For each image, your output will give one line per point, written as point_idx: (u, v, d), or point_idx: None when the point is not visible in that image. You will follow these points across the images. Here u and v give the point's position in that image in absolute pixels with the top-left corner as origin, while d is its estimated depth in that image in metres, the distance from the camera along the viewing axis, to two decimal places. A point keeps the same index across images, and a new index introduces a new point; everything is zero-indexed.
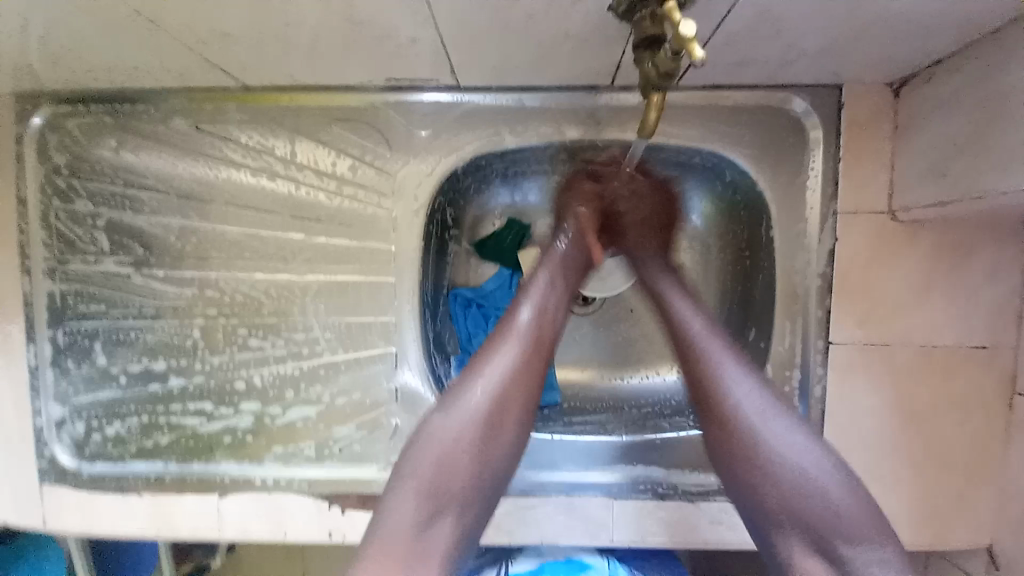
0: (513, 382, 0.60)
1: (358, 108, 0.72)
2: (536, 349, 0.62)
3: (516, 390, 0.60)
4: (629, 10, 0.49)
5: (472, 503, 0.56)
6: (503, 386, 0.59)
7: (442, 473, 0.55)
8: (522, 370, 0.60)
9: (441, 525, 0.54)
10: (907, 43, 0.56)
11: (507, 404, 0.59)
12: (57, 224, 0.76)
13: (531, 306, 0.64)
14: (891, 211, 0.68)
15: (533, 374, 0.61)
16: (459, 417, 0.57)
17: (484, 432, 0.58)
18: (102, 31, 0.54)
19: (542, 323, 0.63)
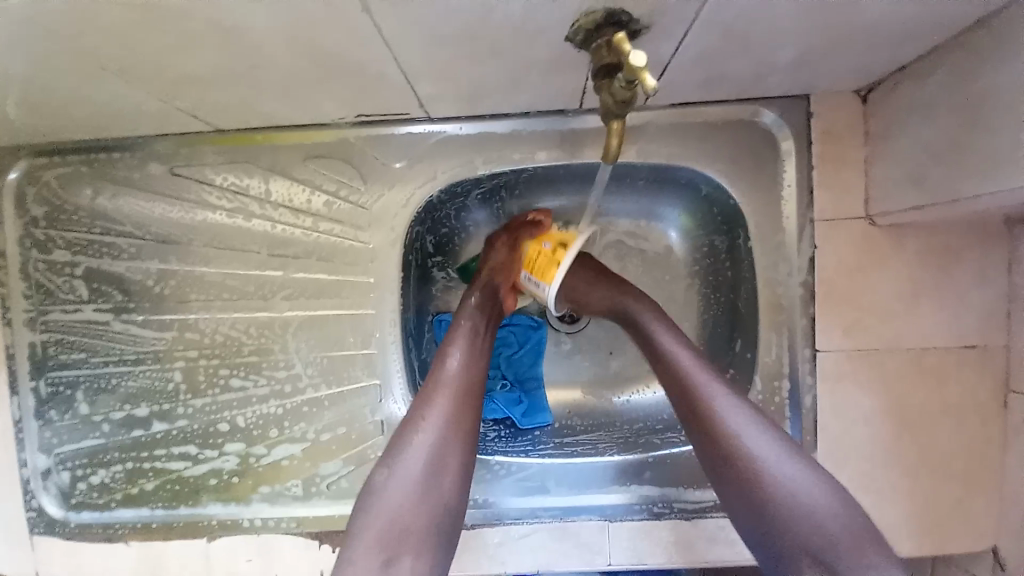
0: (449, 423, 0.59)
1: (332, 144, 0.73)
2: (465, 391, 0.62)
3: (453, 435, 0.59)
4: (587, 40, 0.50)
5: (431, 548, 0.54)
6: (440, 432, 0.59)
7: (393, 521, 0.53)
8: (454, 419, 0.60)
9: (403, 570, 0.51)
10: (869, 51, 0.56)
11: (442, 448, 0.58)
12: (36, 275, 0.77)
13: (457, 353, 0.64)
14: (870, 217, 0.68)
15: (465, 415, 0.61)
16: (401, 470, 0.56)
17: (427, 472, 0.56)
18: (69, 82, 0.55)
19: (469, 367, 0.64)
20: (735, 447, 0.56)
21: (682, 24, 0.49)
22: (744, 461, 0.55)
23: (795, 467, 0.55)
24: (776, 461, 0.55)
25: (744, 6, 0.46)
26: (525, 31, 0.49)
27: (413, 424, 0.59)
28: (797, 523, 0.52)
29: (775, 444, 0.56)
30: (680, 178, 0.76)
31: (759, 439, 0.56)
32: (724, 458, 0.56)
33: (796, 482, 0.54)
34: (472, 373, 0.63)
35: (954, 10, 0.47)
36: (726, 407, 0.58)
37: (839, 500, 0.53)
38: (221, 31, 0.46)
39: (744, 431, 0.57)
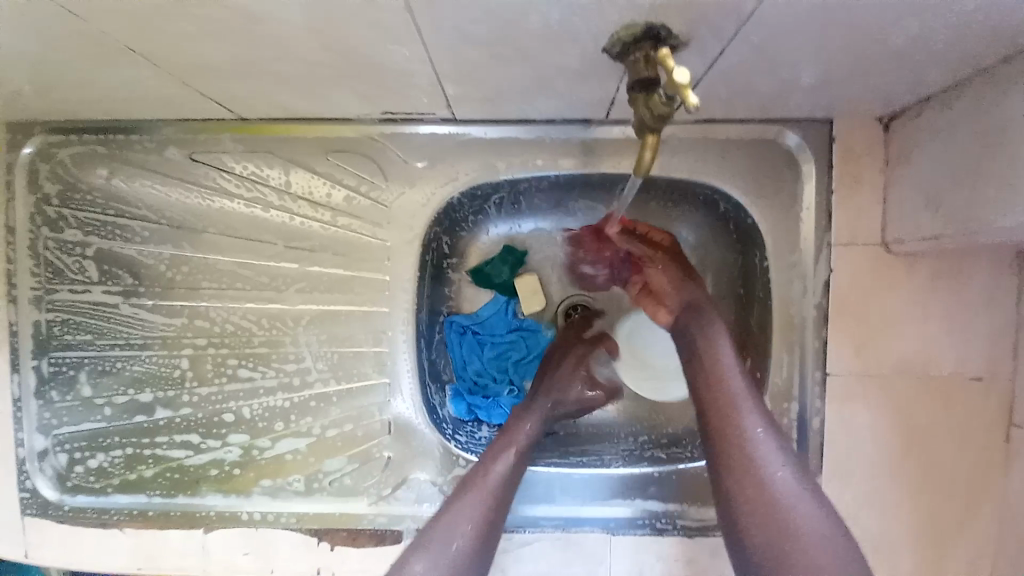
0: (484, 519, 0.63)
1: (354, 139, 0.72)
2: (514, 486, 0.67)
3: (494, 521, 0.64)
4: (624, 52, 0.50)
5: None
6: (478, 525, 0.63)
7: None
8: (490, 517, 0.64)
9: None
10: (896, 80, 0.56)
11: (485, 530, 0.63)
12: (45, 253, 0.75)
13: (505, 459, 0.68)
14: (886, 243, 0.69)
15: (501, 510, 0.65)
16: (436, 555, 0.60)
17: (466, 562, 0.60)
18: (95, 63, 0.54)
19: (508, 475, 0.67)
20: (756, 470, 0.57)
21: (717, 42, 0.49)
22: (760, 489, 0.56)
23: (811, 508, 0.56)
24: (800, 501, 0.56)
25: (779, 28, 0.46)
26: (560, 40, 0.49)
27: (454, 515, 0.63)
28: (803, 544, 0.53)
29: (793, 471, 0.58)
30: (698, 194, 0.77)
31: (784, 472, 0.57)
32: (729, 447, 0.59)
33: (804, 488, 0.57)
34: (508, 482, 0.67)
35: (983, 44, 0.47)
36: (751, 429, 0.59)
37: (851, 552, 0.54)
38: (254, 22, 0.46)
39: (771, 454, 0.58)
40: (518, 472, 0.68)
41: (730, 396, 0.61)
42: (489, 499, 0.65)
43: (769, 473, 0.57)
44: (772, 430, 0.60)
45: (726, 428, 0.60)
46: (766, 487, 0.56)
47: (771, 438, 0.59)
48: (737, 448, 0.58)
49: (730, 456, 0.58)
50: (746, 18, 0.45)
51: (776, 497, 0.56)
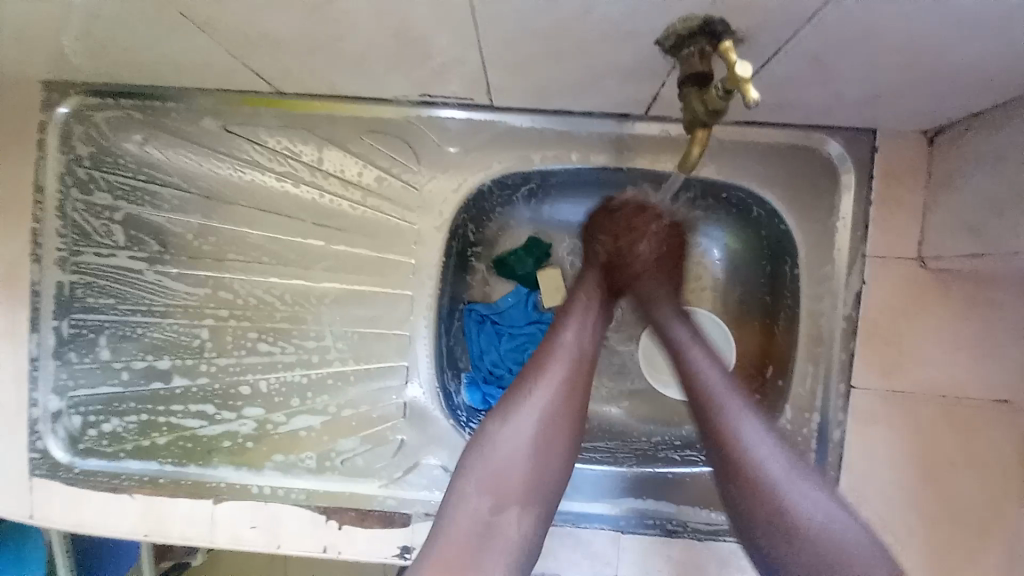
0: (560, 395, 0.62)
1: (390, 119, 0.72)
2: (579, 380, 0.64)
3: (565, 408, 0.62)
4: (677, 46, 0.49)
5: (529, 509, 0.58)
6: (555, 400, 0.62)
7: (504, 472, 0.58)
8: (568, 384, 0.63)
9: (508, 519, 0.56)
10: (951, 96, 0.55)
11: (554, 427, 0.61)
12: (73, 215, 0.75)
13: (574, 327, 0.67)
14: (920, 259, 0.68)
15: (580, 378, 0.64)
16: (515, 430, 0.60)
17: (545, 435, 0.60)
18: (140, 27, 0.54)
19: (582, 343, 0.66)
20: (752, 462, 0.58)
21: (774, 45, 0.48)
22: (758, 478, 0.57)
23: (813, 491, 0.57)
24: (803, 486, 0.57)
25: (841, 36, 0.45)
26: (614, 32, 0.48)
27: (524, 394, 0.62)
28: (799, 534, 0.54)
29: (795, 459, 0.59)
30: (731, 198, 0.76)
31: (786, 460, 0.58)
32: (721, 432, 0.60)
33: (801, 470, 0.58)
34: (585, 347, 0.66)
35: None
36: (740, 418, 0.61)
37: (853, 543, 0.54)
38: None
39: (771, 442, 0.59)
40: (582, 372, 0.64)
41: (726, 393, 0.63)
42: (549, 412, 0.61)
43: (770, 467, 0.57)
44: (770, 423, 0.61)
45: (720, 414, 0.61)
46: (765, 478, 0.57)
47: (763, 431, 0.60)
48: (734, 442, 0.59)
49: (729, 445, 0.60)
50: (810, 22, 0.44)
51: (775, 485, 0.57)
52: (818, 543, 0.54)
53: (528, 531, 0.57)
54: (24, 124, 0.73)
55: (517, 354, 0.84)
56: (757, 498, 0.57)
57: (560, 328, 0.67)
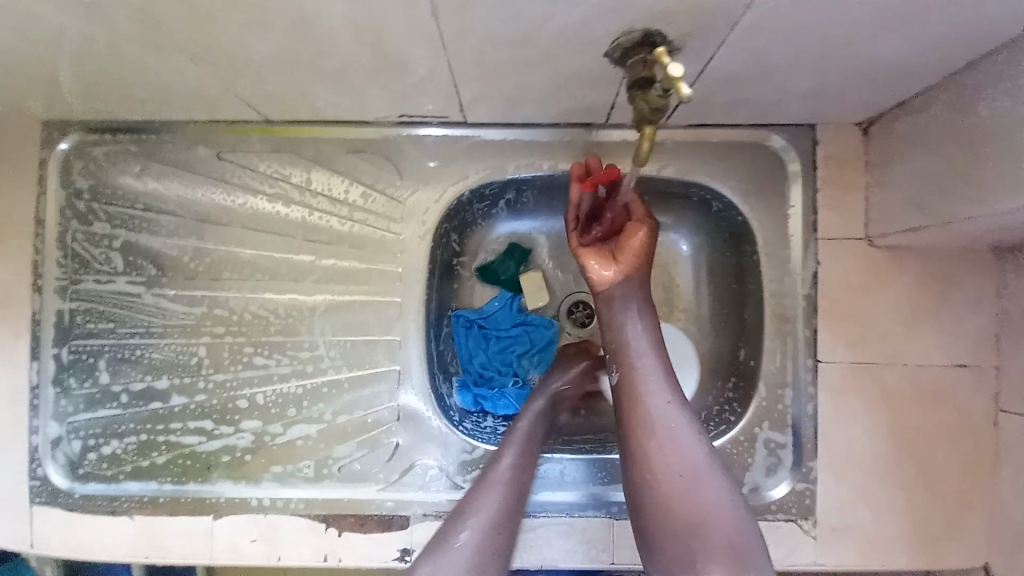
0: (500, 524, 0.63)
1: (372, 140, 0.77)
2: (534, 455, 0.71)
3: (494, 537, 0.61)
4: (623, 57, 0.56)
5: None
6: (493, 530, 0.62)
7: None
8: (503, 516, 0.64)
9: None
10: (872, 86, 0.62)
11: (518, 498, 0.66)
12: (73, 244, 0.79)
13: (511, 456, 0.69)
14: (868, 238, 0.74)
15: (519, 512, 0.65)
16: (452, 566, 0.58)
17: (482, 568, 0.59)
18: (142, 60, 0.59)
19: (520, 471, 0.68)
20: (659, 459, 0.58)
21: (709, 48, 0.55)
22: (664, 475, 0.57)
23: (719, 484, 0.57)
24: (708, 479, 0.57)
25: (765, 36, 0.52)
26: (568, 43, 0.55)
27: (457, 525, 0.62)
28: (708, 532, 0.55)
29: (705, 451, 0.59)
30: (692, 195, 0.82)
31: (696, 451, 0.59)
32: (643, 429, 0.60)
33: (716, 466, 0.59)
34: (522, 479, 0.68)
35: (947, 52, 0.53)
36: (665, 410, 0.60)
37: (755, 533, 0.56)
38: (295, 20, 0.51)
39: (683, 434, 0.59)
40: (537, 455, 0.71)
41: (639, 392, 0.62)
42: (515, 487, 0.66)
43: (678, 465, 0.58)
44: (683, 414, 0.61)
45: (640, 413, 0.61)
46: (671, 474, 0.57)
47: (684, 414, 0.61)
48: (643, 442, 0.59)
49: (637, 443, 0.60)
50: (735, 26, 0.50)
51: (683, 481, 0.57)
52: (721, 540, 0.54)
53: None
54: (28, 162, 0.77)
55: (506, 355, 0.88)
56: (673, 500, 0.57)
57: (501, 455, 0.69)
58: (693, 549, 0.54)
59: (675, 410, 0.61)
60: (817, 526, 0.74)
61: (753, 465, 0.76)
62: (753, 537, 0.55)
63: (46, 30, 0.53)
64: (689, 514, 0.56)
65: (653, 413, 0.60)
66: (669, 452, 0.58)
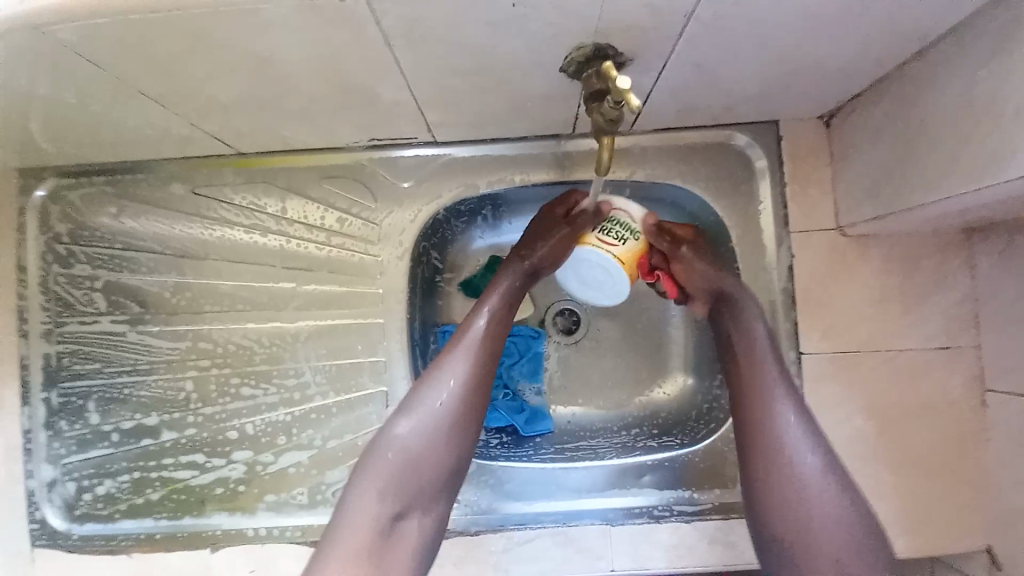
0: (466, 406, 0.66)
1: (344, 166, 0.78)
2: (479, 374, 0.68)
3: (466, 422, 0.66)
4: (578, 71, 0.57)
5: (435, 504, 0.64)
6: (462, 398, 0.66)
7: (407, 469, 0.62)
8: (470, 385, 0.66)
9: (408, 520, 0.62)
10: (826, 83, 0.63)
11: (455, 433, 0.65)
12: (55, 288, 0.80)
13: (485, 316, 0.70)
14: (840, 228, 0.74)
15: (483, 389, 0.67)
16: (421, 426, 0.64)
17: (448, 448, 0.64)
18: (110, 105, 0.60)
19: (490, 335, 0.70)
20: (784, 465, 0.63)
21: (660, 59, 0.55)
22: (786, 481, 0.63)
23: (825, 508, 0.61)
24: (822, 489, 0.62)
25: (712, 45, 0.52)
26: (522, 64, 0.56)
27: (432, 383, 0.66)
28: (821, 537, 0.61)
29: (822, 466, 0.63)
30: (665, 197, 0.83)
31: (812, 476, 0.62)
32: (771, 447, 0.64)
33: (836, 490, 0.62)
34: (491, 343, 0.69)
35: (891, 47, 0.54)
36: (797, 438, 0.64)
37: (869, 539, 0.60)
38: (255, 61, 0.52)
39: (802, 448, 0.63)
40: (485, 374, 0.68)
41: (769, 412, 0.65)
42: (452, 422, 0.65)
43: (800, 478, 0.62)
44: (807, 425, 0.65)
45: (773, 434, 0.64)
46: (790, 479, 0.63)
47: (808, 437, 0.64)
48: (778, 451, 0.64)
49: (763, 449, 0.64)
50: (680, 37, 0.51)
51: (804, 494, 0.62)
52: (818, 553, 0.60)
53: (427, 526, 0.63)
54: None
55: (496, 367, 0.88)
56: (817, 519, 0.61)
57: (474, 317, 0.70)
58: (799, 541, 0.61)
59: (801, 422, 0.65)
60: None
61: None
62: (828, 547, 0.60)
63: (11, 84, 0.55)
64: (825, 531, 0.61)
65: (784, 428, 0.64)
66: (799, 465, 0.63)
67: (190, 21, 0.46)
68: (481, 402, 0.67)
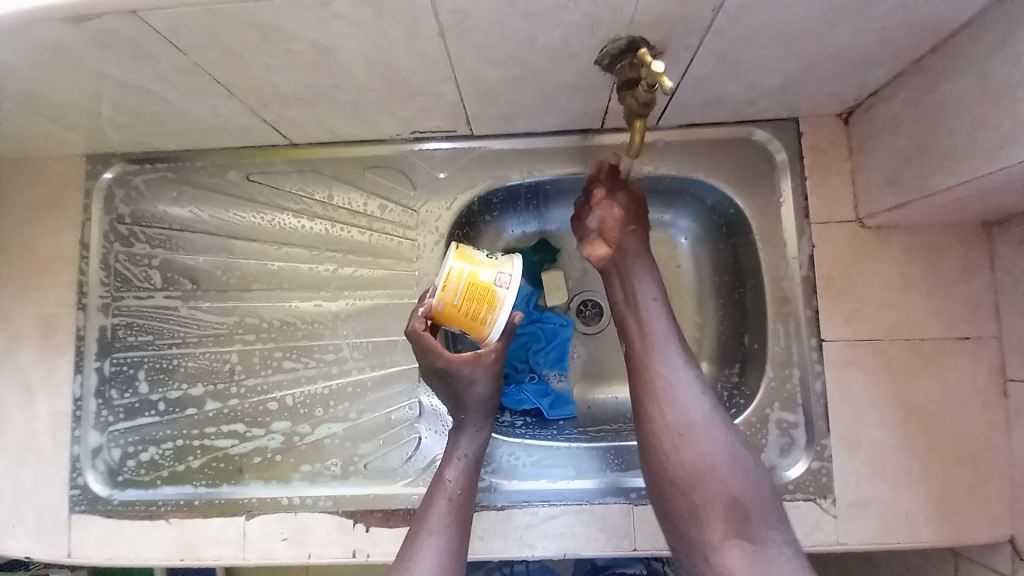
0: (447, 558, 0.63)
1: (387, 156, 0.84)
2: (459, 519, 0.67)
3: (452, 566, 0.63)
4: (611, 64, 0.62)
5: None
6: (444, 551, 0.63)
7: None
8: (452, 533, 0.65)
9: None
10: (844, 77, 0.67)
11: None
12: (115, 265, 0.86)
13: (455, 466, 0.70)
14: (859, 220, 0.77)
15: (462, 533, 0.66)
16: None
17: None
18: (187, 93, 0.67)
19: (464, 480, 0.69)
20: (666, 420, 0.65)
21: (688, 51, 0.60)
22: (669, 435, 0.64)
23: (738, 502, 0.61)
24: (708, 437, 0.64)
25: (738, 37, 0.57)
26: (561, 55, 0.61)
27: (414, 546, 0.64)
28: (710, 488, 0.61)
29: (732, 465, 0.63)
30: (688, 191, 0.86)
31: (721, 468, 0.62)
32: (669, 438, 0.64)
33: (739, 478, 0.62)
34: (466, 486, 0.69)
35: (904, 40, 0.59)
36: (698, 427, 0.64)
37: (756, 489, 0.62)
38: (324, 51, 0.59)
39: (684, 395, 0.66)
40: (461, 518, 0.67)
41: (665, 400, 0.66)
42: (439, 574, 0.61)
43: (692, 435, 0.64)
44: (706, 412, 0.65)
45: (669, 426, 0.65)
46: (675, 431, 0.64)
47: (709, 422, 0.64)
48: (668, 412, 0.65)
49: (647, 407, 0.66)
50: (707, 29, 0.56)
51: (719, 499, 0.61)
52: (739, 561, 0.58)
53: None
54: (73, 193, 0.85)
55: (522, 353, 0.92)
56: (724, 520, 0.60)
57: (443, 471, 0.70)
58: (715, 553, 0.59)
59: (680, 373, 0.67)
60: (836, 505, 0.75)
61: (767, 445, 0.78)
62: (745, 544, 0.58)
63: (99, 67, 0.61)
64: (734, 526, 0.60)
65: (671, 389, 0.66)
66: (682, 420, 0.65)
67: (274, 12, 0.52)
68: (464, 545, 0.65)
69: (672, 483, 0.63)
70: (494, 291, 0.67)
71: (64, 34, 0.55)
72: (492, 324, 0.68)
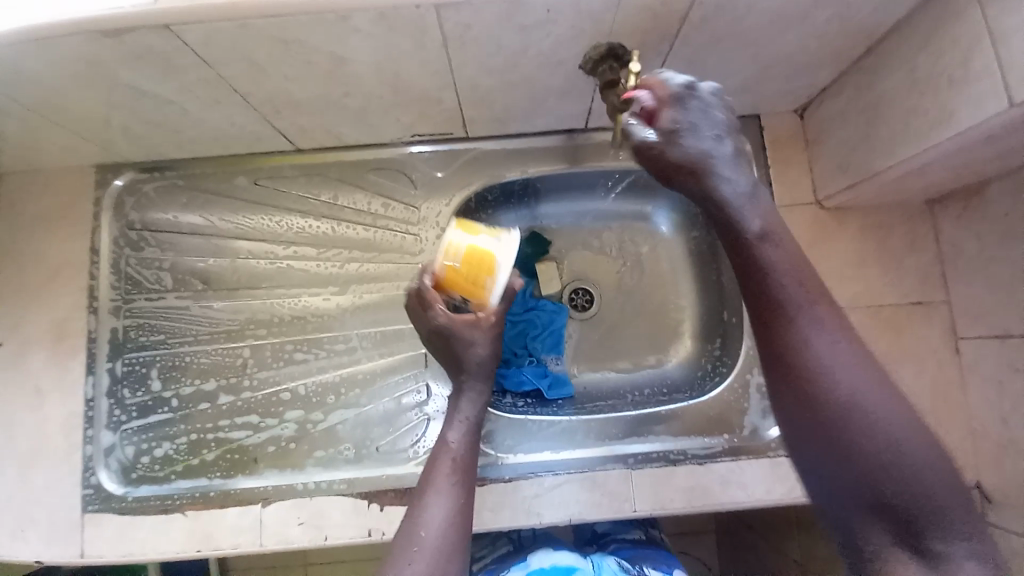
0: (451, 513, 0.62)
1: (389, 158, 0.90)
2: (465, 478, 0.66)
3: (458, 523, 0.62)
4: (592, 70, 0.69)
5: None
6: (450, 507, 0.62)
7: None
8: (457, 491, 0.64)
9: None
10: (796, 76, 0.77)
11: (452, 537, 0.60)
12: (126, 269, 0.89)
13: (457, 427, 0.69)
14: (818, 202, 0.87)
15: (467, 490, 0.65)
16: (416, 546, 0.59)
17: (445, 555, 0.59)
18: (203, 103, 0.72)
19: (467, 442, 0.68)
20: (820, 389, 0.50)
21: (661, 55, 0.69)
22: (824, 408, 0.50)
23: (928, 484, 0.46)
24: (878, 406, 0.49)
25: (703, 42, 0.66)
26: (549, 61, 0.69)
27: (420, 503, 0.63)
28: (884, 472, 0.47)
29: (911, 436, 0.48)
30: None
31: (899, 440, 0.48)
32: (828, 410, 0.49)
33: (923, 455, 0.47)
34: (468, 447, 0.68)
35: (843, 42, 0.68)
36: (860, 395, 0.49)
37: (945, 467, 0.47)
38: (336, 61, 0.65)
39: (835, 358, 0.50)
40: (465, 478, 0.66)
41: (813, 366, 0.50)
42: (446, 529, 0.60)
43: (857, 405, 0.49)
44: (869, 377, 0.50)
45: (824, 398, 0.50)
46: (833, 400, 0.49)
47: (872, 387, 0.49)
48: (820, 381, 0.50)
49: (791, 377, 0.52)
50: (676, 36, 0.65)
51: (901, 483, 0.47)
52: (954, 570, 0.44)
53: None
54: (83, 202, 0.88)
55: (522, 339, 0.98)
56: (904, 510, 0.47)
57: (446, 434, 0.69)
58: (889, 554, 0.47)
59: (824, 331, 0.51)
60: None
61: (750, 409, 0.84)
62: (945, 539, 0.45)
63: (124, 78, 0.66)
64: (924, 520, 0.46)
65: (818, 353, 0.51)
66: (842, 387, 0.49)
67: (295, 25, 0.58)
68: (470, 503, 0.64)
69: (824, 473, 0.50)
70: (492, 258, 0.66)
71: (96, 46, 0.60)
72: (492, 289, 0.67)
